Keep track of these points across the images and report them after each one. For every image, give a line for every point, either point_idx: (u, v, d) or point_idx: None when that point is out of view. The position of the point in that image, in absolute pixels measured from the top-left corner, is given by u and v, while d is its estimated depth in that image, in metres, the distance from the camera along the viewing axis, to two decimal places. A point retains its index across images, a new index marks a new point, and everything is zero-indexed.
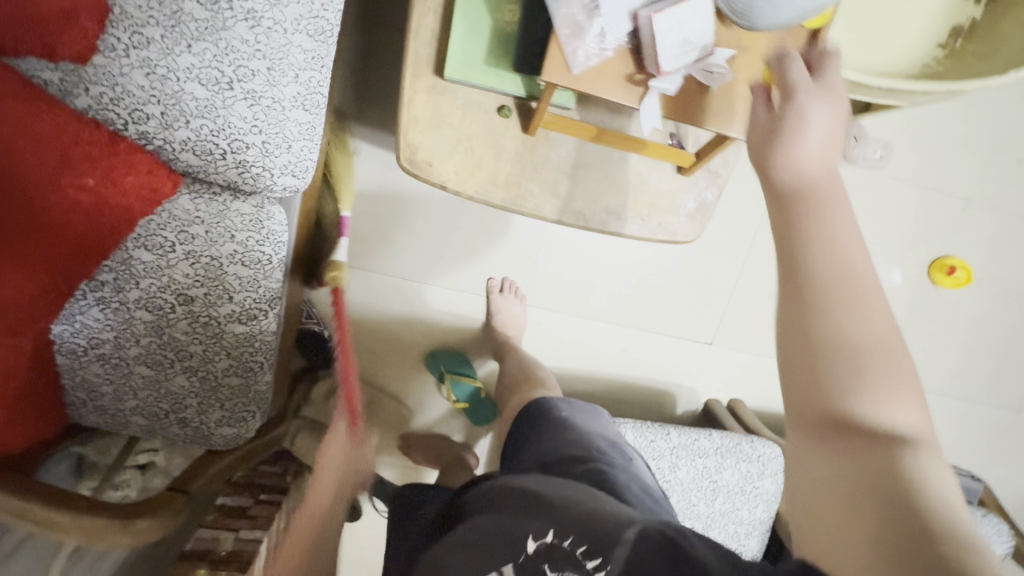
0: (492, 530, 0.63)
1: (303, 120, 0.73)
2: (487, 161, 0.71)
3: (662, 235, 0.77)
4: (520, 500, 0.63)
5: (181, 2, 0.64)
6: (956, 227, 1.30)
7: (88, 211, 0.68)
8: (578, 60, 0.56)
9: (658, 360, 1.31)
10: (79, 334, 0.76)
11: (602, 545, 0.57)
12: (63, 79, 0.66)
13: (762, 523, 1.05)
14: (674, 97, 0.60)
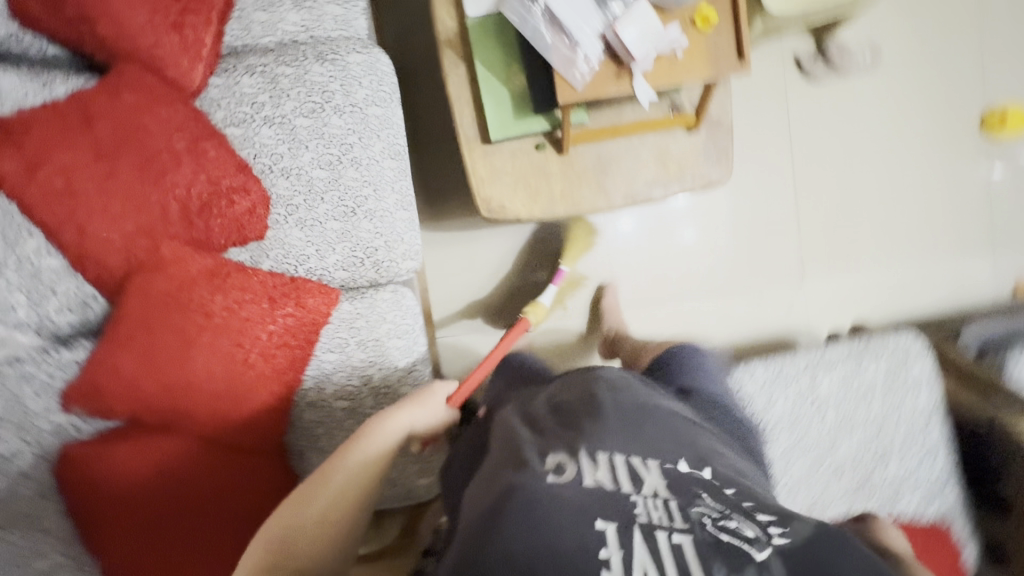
0: (608, 419, 0.67)
1: (406, 217, 0.98)
2: (542, 187, 0.92)
3: (700, 183, 0.93)
4: (641, 408, 0.70)
5: (311, 173, 0.93)
6: (975, 85, 1.36)
7: (293, 332, 0.91)
8: (577, 79, 0.78)
9: (761, 313, 1.38)
10: (303, 436, 0.97)
11: (785, 514, 0.58)
12: (251, 255, 0.93)
13: (937, 409, 1.02)
14: (654, 72, 0.79)
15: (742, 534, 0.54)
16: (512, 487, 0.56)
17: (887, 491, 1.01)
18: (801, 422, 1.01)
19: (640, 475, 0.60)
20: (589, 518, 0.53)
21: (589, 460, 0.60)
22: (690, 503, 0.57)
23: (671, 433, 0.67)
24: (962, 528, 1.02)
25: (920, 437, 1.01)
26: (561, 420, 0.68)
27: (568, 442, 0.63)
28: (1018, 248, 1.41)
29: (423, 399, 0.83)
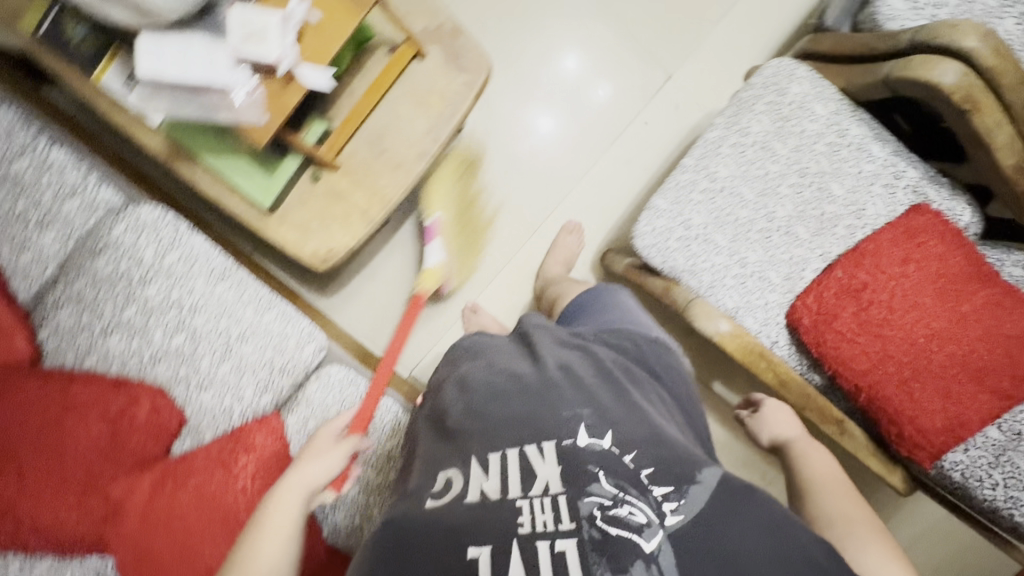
0: (520, 398, 0.72)
1: (274, 315, 0.98)
2: (348, 208, 0.88)
3: (471, 92, 0.85)
4: (562, 374, 0.74)
5: (174, 344, 0.95)
6: None
7: (262, 472, 0.93)
8: (253, 116, 0.66)
9: (657, 133, 1.29)
10: (347, 539, 0.96)
11: (679, 482, 0.64)
12: (192, 437, 0.98)
13: (842, 105, 0.92)
14: (310, 51, 0.66)
15: (631, 523, 0.60)
16: (395, 534, 0.63)
17: (850, 211, 0.94)
18: (727, 216, 0.94)
19: (534, 469, 0.65)
20: (462, 548, 0.60)
21: (478, 467, 0.66)
22: (583, 494, 0.62)
23: (580, 393, 0.71)
24: (941, 193, 0.93)
25: (844, 143, 0.92)
26: (470, 411, 0.72)
27: (462, 451, 0.69)
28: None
29: (327, 452, 0.83)
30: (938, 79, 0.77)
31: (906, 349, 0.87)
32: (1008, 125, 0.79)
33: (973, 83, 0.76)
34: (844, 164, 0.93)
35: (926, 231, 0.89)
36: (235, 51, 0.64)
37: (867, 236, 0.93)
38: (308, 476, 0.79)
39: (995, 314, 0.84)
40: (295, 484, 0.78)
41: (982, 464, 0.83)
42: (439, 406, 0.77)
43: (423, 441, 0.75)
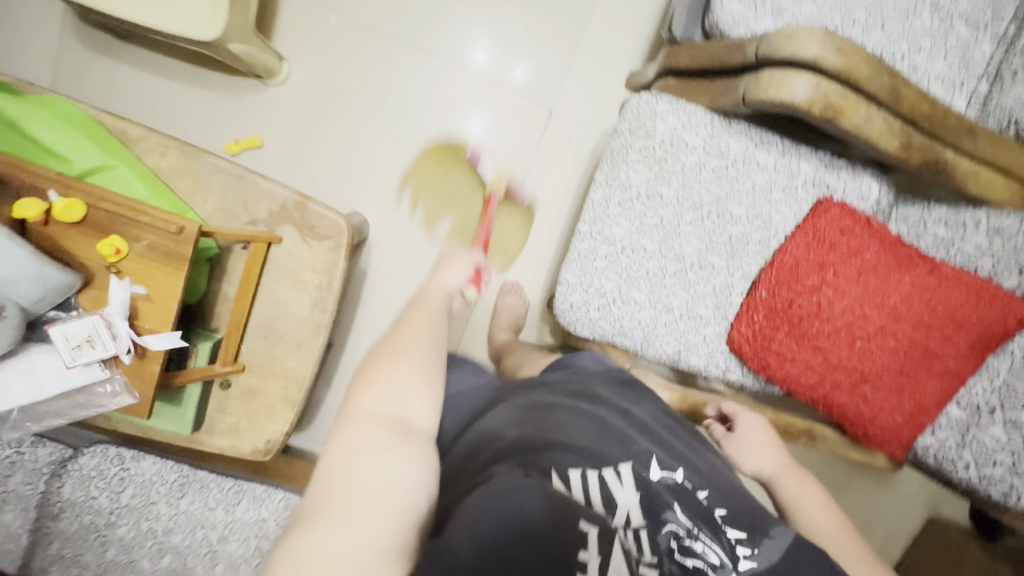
0: (599, 434, 0.64)
1: (246, 506, 0.99)
2: (270, 400, 0.88)
3: (340, 255, 0.83)
4: (630, 422, 0.69)
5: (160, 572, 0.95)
6: None
7: None
8: (121, 402, 0.65)
9: (560, 170, 1.24)
10: None
11: (751, 530, 0.60)
12: None
13: (716, 125, 0.88)
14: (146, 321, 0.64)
15: (705, 561, 0.55)
16: (512, 486, 0.50)
17: (757, 225, 0.90)
18: (637, 272, 0.92)
19: (614, 496, 0.58)
20: (575, 521, 0.50)
21: (560, 480, 0.57)
22: (660, 525, 0.57)
23: (645, 436, 0.68)
24: (842, 177, 0.89)
25: (729, 164, 0.88)
26: (549, 426, 0.63)
27: (543, 454, 0.59)
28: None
29: (454, 257, 0.85)
30: (792, 97, 0.72)
31: (848, 354, 0.84)
32: (878, 114, 0.75)
33: (827, 93, 0.72)
34: (736, 183, 0.89)
35: (838, 234, 0.85)
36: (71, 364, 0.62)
37: (779, 247, 0.90)
38: (445, 288, 0.80)
39: (926, 299, 0.81)
40: (434, 296, 0.78)
41: (951, 446, 0.82)
42: (517, 416, 0.65)
43: (491, 452, 0.59)
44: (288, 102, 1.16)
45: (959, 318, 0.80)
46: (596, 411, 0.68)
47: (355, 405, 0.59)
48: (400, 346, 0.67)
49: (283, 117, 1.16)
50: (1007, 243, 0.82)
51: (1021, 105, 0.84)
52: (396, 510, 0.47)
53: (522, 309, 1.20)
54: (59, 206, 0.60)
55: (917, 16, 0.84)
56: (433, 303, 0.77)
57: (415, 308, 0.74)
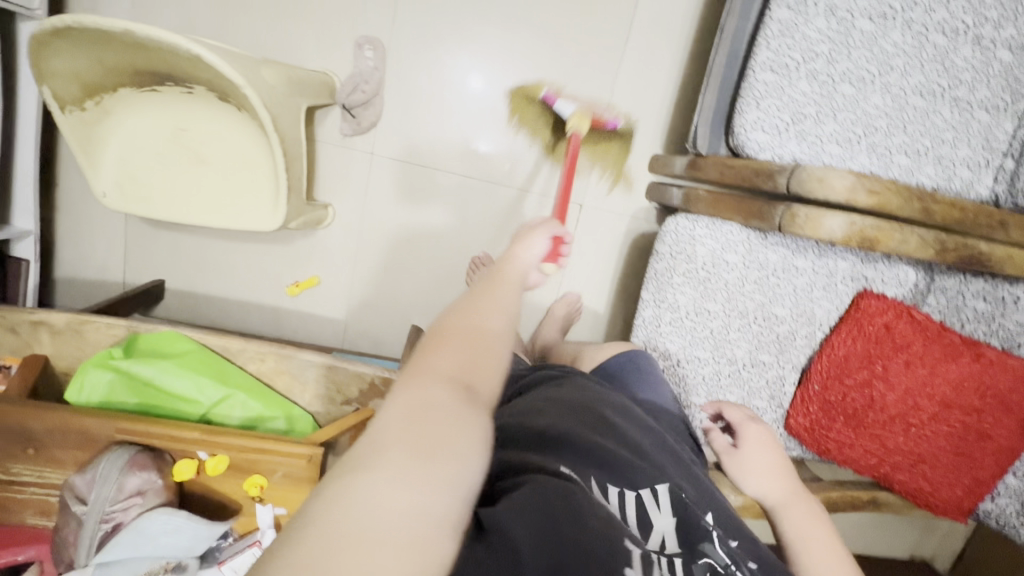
0: (628, 435, 0.59)
1: None
2: None
3: None
4: (652, 435, 0.63)
5: None
6: None
7: None
8: None
9: (596, 257, 1.27)
10: None
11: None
12: None
13: (753, 238, 0.92)
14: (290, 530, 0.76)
15: None
16: (549, 489, 0.45)
17: (802, 322, 0.96)
18: (694, 379, 0.98)
19: (648, 519, 0.52)
20: (621, 545, 0.44)
21: (600, 490, 0.51)
22: (696, 556, 0.50)
23: (673, 461, 0.61)
24: (878, 268, 0.93)
25: (770, 273, 0.93)
26: (578, 419, 0.58)
27: (578, 458, 0.53)
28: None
29: (530, 231, 0.60)
30: (829, 236, 0.79)
31: (904, 440, 0.91)
32: (911, 234, 0.80)
33: (861, 231, 0.78)
34: (778, 289, 0.94)
35: (882, 330, 0.90)
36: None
37: (826, 338, 0.96)
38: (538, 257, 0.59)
39: (974, 386, 0.86)
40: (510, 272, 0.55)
41: (1012, 512, 0.89)
42: (535, 405, 0.60)
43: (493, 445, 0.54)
44: (335, 241, 1.23)
45: (1007, 402, 0.85)
46: (635, 427, 0.63)
47: (427, 358, 0.46)
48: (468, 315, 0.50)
49: (333, 257, 1.24)
50: None
51: None
52: (428, 546, 0.35)
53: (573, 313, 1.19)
54: (210, 464, 0.69)
55: (938, 112, 0.86)
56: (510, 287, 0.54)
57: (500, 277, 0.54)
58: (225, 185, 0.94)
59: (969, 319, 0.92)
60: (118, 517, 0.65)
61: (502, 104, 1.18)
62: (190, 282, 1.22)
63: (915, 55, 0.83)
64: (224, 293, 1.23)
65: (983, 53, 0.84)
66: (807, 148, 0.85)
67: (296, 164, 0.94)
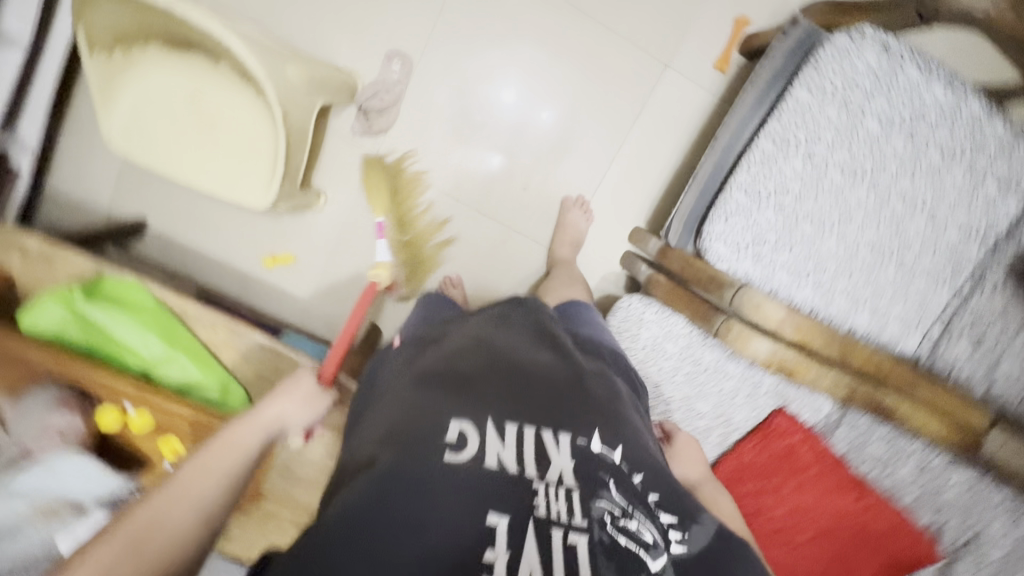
0: (535, 381, 0.65)
1: None
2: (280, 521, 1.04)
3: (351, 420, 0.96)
4: (567, 365, 0.70)
5: None
6: None
7: None
8: None
9: None
10: None
11: (682, 514, 0.59)
12: None
13: (693, 334, 1.00)
14: None
15: (640, 539, 0.52)
16: (405, 465, 0.52)
17: (718, 422, 1.02)
18: None
19: (547, 458, 0.56)
20: (480, 513, 0.49)
21: (495, 433, 0.57)
22: (595, 494, 0.53)
23: (588, 397, 0.65)
24: (800, 392, 0.99)
25: (701, 370, 1.00)
26: (484, 372, 0.65)
27: (480, 409, 0.59)
28: (697, 17, 1.20)
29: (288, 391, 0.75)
30: (753, 353, 0.94)
31: (781, 554, 0.96)
32: (827, 373, 0.94)
33: (787, 353, 0.93)
34: (704, 386, 1.00)
35: (784, 450, 0.97)
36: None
37: (735, 441, 1.02)
38: (284, 416, 0.71)
39: (850, 522, 0.93)
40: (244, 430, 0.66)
41: None
42: (456, 354, 0.68)
43: (405, 394, 0.62)
44: (321, 227, 1.27)
45: (875, 544, 0.92)
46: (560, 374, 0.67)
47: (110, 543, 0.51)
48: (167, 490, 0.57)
49: (314, 241, 1.28)
50: (930, 481, 0.93)
51: (963, 360, 0.90)
52: None
53: (585, 226, 1.25)
54: (135, 420, 0.75)
55: (883, 269, 0.92)
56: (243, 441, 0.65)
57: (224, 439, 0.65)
58: (224, 154, 0.99)
59: (867, 459, 0.97)
60: (32, 446, 0.72)
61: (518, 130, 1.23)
62: (172, 228, 1.26)
63: (874, 214, 0.90)
64: (202, 247, 1.27)
65: (936, 227, 0.89)
66: (757, 269, 0.92)
67: (299, 154, 1.01)
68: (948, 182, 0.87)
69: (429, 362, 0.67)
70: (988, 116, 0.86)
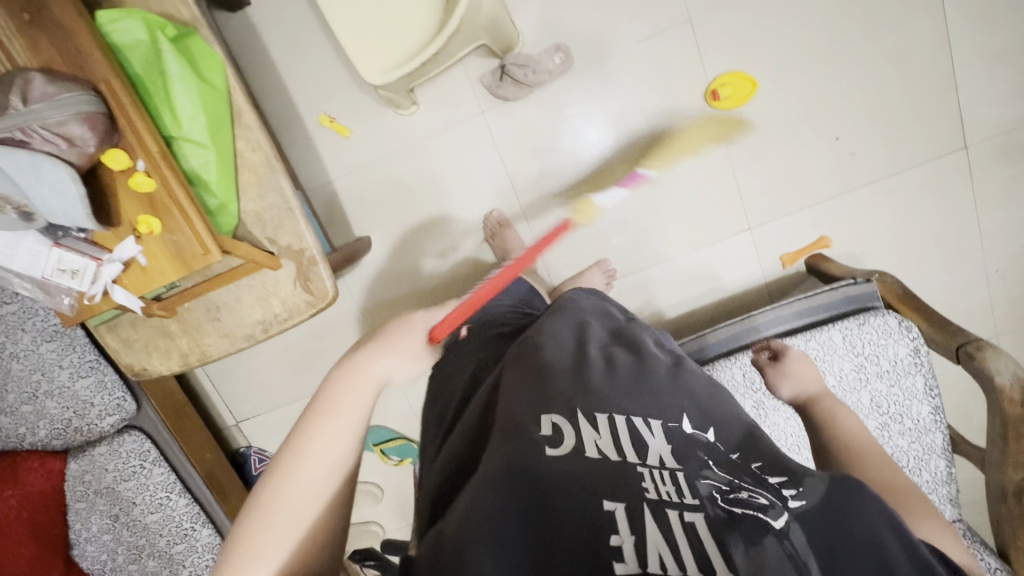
0: (622, 374, 0.69)
1: (88, 382, 1.09)
2: (171, 347, 0.98)
3: (305, 312, 0.93)
4: (642, 363, 0.72)
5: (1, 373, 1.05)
6: (688, 60, 1.20)
7: (29, 500, 1.06)
8: (63, 302, 0.74)
9: None
10: (93, 547, 1.15)
11: (792, 474, 0.58)
12: None
13: None
14: (127, 276, 0.73)
15: (753, 503, 0.54)
16: (510, 470, 0.56)
17: None
18: None
19: (643, 441, 0.60)
20: (597, 501, 0.53)
21: (588, 423, 0.62)
22: (698, 474, 0.57)
23: (672, 386, 0.69)
24: None
25: None
26: (569, 370, 0.69)
27: (564, 401, 0.64)
28: (800, 210, 1.28)
29: (369, 357, 0.65)
30: None
31: None
32: None
33: None
34: None
35: None
36: (44, 276, 0.70)
37: None
38: (384, 370, 0.65)
39: None
40: (316, 418, 0.59)
41: None
42: (521, 355, 0.74)
43: (507, 382, 0.69)
44: (392, 129, 1.25)
45: None
46: (633, 362, 0.71)
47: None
48: (281, 482, 0.55)
49: (378, 135, 1.25)
50: None
51: None
52: None
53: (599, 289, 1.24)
54: (138, 177, 0.69)
55: None
56: (326, 423, 0.59)
57: (308, 416, 0.60)
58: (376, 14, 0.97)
59: None
60: (31, 139, 0.63)
61: (587, 169, 1.26)
62: (264, 28, 1.20)
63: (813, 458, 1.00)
64: (278, 63, 1.22)
65: None
66: None
67: (437, 68, 1.01)
68: None
69: (510, 361, 0.74)
70: (941, 454, 0.98)
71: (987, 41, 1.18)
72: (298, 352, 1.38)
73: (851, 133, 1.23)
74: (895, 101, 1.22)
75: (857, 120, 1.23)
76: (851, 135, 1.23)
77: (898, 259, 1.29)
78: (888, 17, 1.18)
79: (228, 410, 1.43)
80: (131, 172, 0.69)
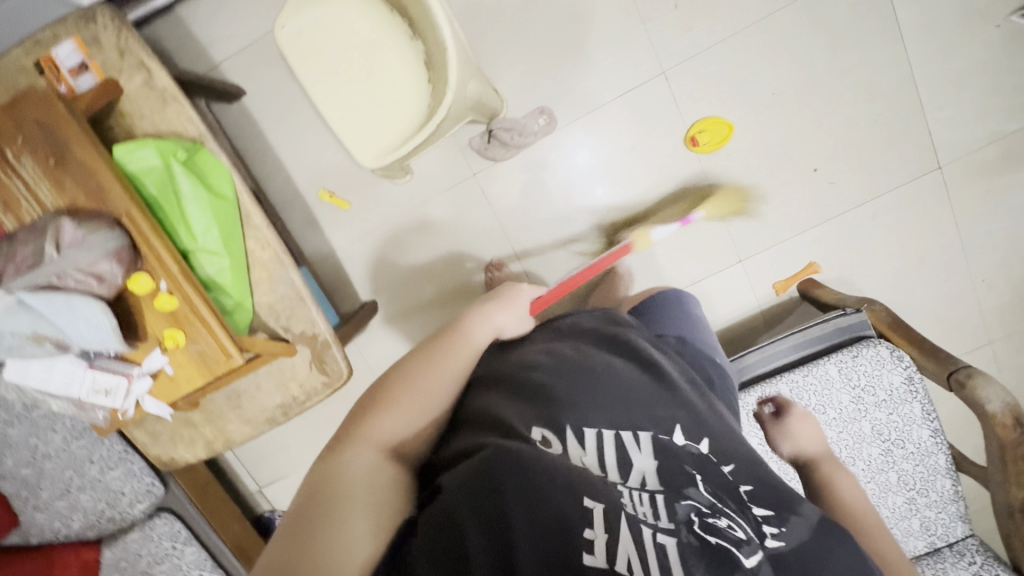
0: (618, 382, 0.71)
1: (119, 473, 1.13)
2: (196, 437, 1.01)
3: (322, 391, 0.98)
4: (645, 372, 0.74)
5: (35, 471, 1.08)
6: (667, 109, 1.26)
7: None
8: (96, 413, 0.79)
9: None
10: None
11: (781, 508, 0.64)
12: (23, 532, 1.11)
13: None
14: (156, 385, 0.78)
15: (730, 535, 0.59)
16: (499, 458, 0.59)
17: None
18: None
19: (629, 458, 0.65)
20: (578, 496, 0.57)
21: (575, 439, 0.65)
22: (679, 496, 0.61)
23: (669, 396, 0.71)
24: None
25: None
26: (564, 377, 0.71)
27: (557, 409, 0.67)
28: (787, 240, 1.33)
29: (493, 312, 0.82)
30: None
31: None
32: None
33: None
34: None
35: None
36: (80, 396, 0.75)
37: None
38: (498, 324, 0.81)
39: None
40: (449, 340, 0.76)
41: None
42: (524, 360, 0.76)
43: (499, 394, 0.71)
44: (390, 197, 1.30)
45: None
46: (633, 371, 0.74)
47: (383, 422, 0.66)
48: (419, 373, 0.71)
49: (377, 204, 1.31)
50: None
51: None
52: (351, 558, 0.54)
53: None
54: (162, 297, 0.74)
55: None
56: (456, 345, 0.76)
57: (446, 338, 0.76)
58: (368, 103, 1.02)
59: None
60: (67, 283, 0.70)
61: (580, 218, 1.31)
62: (261, 113, 1.27)
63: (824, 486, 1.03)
64: (277, 145, 1.28)
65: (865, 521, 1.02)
66: None
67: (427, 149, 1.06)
68: (888, 503, 1.02)
69: (508, 364, 0.76)
70: (946, 474, 1.02)
71: (951, 67, 1.23)
72: (315, 418, 1.41)
73: (829, 164, 1.29)
74: (869, 129, 1.27)
75: (834, 151, 1.28)
76: (829, 166, 1.29)
77: (887, 279, 1.33)
78: (851, 53, 1.24)
79: (249, 478, 1.46)
80: (154, 293, 0.74)
